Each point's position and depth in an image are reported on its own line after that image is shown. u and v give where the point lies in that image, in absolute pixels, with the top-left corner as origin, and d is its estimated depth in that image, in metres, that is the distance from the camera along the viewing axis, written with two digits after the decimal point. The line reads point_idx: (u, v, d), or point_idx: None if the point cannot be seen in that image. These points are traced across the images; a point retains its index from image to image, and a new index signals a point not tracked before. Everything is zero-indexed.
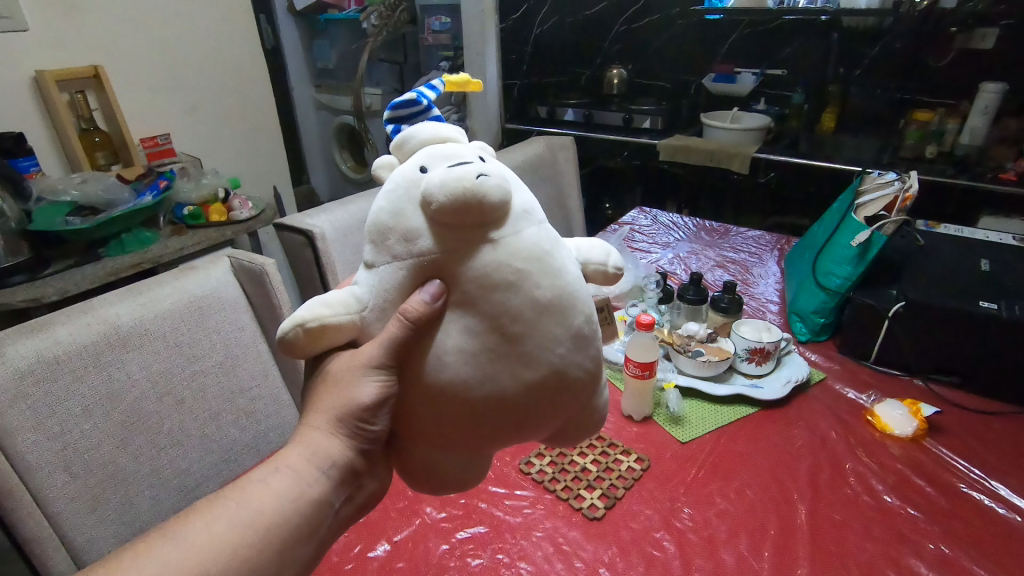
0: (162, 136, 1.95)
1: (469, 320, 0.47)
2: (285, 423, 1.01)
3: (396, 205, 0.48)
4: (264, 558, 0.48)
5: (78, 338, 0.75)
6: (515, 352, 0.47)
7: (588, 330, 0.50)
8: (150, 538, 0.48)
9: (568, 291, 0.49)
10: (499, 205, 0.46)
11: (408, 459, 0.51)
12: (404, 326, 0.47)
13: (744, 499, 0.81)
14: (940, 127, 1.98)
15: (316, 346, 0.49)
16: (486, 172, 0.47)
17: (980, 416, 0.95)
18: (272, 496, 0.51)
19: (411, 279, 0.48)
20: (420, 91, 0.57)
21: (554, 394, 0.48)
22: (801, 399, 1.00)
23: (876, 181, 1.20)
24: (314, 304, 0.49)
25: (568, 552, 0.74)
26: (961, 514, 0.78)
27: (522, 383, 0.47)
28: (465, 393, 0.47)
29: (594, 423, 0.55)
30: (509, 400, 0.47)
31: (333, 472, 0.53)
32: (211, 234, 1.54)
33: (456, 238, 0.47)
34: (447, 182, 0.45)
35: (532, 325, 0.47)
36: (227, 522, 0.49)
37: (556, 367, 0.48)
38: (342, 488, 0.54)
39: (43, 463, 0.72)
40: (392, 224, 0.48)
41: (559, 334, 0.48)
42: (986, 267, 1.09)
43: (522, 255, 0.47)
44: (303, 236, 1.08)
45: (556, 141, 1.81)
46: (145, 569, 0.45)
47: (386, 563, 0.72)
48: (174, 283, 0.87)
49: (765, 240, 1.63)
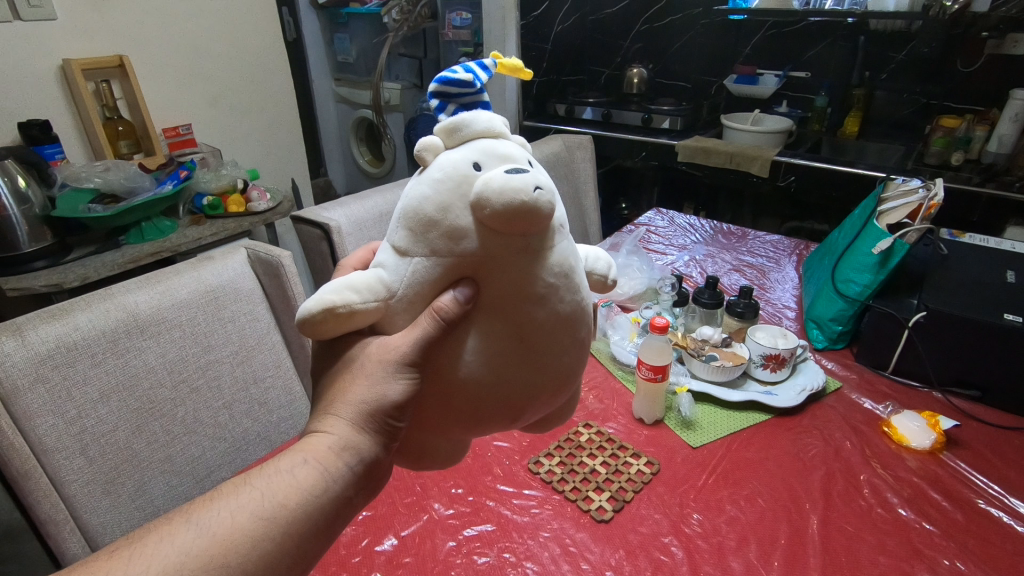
0: (184, 126, 1.98)
1: (494, 325, 0.48)
2: (297, 414, 1.01)
3: (444, 199, 0.47)
4: (284, 554, 0.46)
5: (96, 324, 0.77)
6: (532, 359, 0.49)
7: (588, 340, 0.54)
8: (169, 525, 0.46)
9: (582, 307, 0.52)
10: (547, 221, 0.47)
11: (408, 444, 0.52)
12: (435, 325, 0.47)
13: (755, 507, 0.80)
14: (968, 134, 1.91)
15: (341, 328, 0.48)
16: (541, 185, 0.47)
17: (1000, 431, 0.93)
18: (296, 490, 0.48)
19: (445, 276, 0.48)
20: (473, 69, 0.52)
21: (552, 394, 0.51)
22: (816, 407, 0.99)
23: (900, 188, 1.18)
24: (342, 287, 0.47)
25: (575, 554, 0.74)
26: (978, 530, 0.76)
27: (531, 387, 0.49)
28: (481, 392, 0.48)
29: (565, 414, 0.59)
30: (517, 401, 0.49)
31: (359, 469, 0.50)
32: (230, 224, 1.56)
33: (499, 243, 0.47)
34: (506, 190, 0.45)
35: (551, 337, 0.49)
36: (249, 514, 0.46)
37: (561, 374, 0.51)
38: (362, 485, 0.51)
39: (60, 446, 0.73)
40: (437, 219, 0.47)
41: (568, 344, 0.50)
42: (1012, 279, 1.06)
43: (553, 269, 0.49)
44: (319, 230, 1.09)
45: (573, 140, 1.80)
46: (168, 559, 0.44)
47: (393, 558, 0.72)
48: (191, 273, 0.88)
49: (783, 245, 1.61)
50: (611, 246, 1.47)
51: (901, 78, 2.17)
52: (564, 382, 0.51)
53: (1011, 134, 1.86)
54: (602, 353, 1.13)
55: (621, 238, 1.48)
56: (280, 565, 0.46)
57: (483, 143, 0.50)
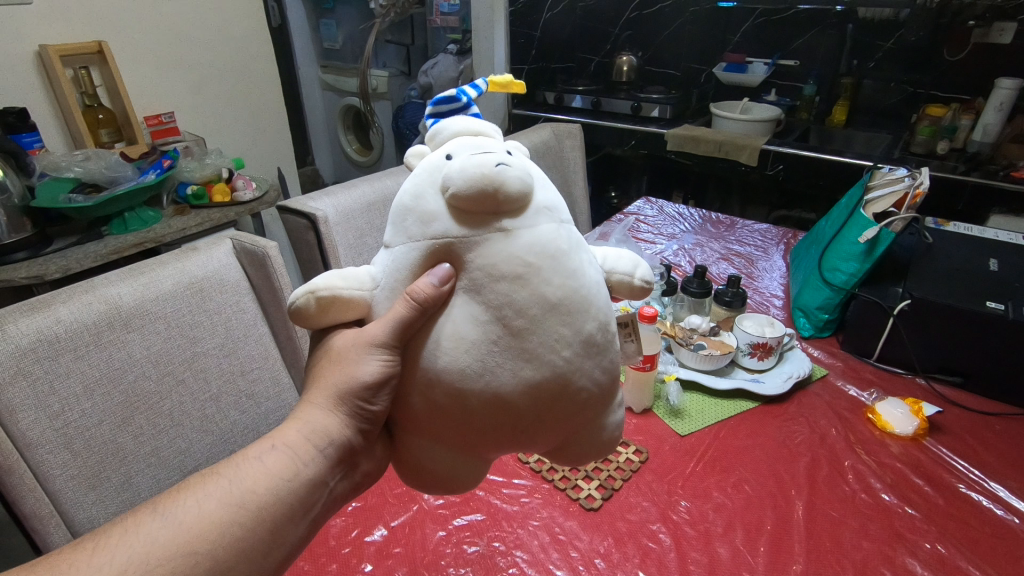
0: (166, 114, 1.94)
1: (473, 309, 0.46)
2: (286, 406, 1.01)
3: (419, 188, 0.49)
4: (257, 538, 0.47)
5: (78, 317, 0.75)
6: (516, 348, 0.45)
7: (601, 338, 0.48)
8: (135, 516, 0.46)
9: (580, 294, 0.47)
10: (518, 197, 0.47)
11: (409, 457, 0.50)
12: (410, 308, 0.46)
13: (741, 494, 0.81)
14: (953, 123, 1.93)
15: (324, 317, 0.50)
16: (511, 165, 0.47)
17: (982, 417, 0.94)
18: (267, 475, 0.50)
19: (424, 261, 0.48)
20: (461, 88, 0.56)
21: (555, 401, 0.46)
22: (802, 395, 1.00)
23: (886, 177, 1.18)
24: (329, 275, 0.50)
25: (564, 542, 0.74)
26: (958, 514, 0.78)
27: (522, 383, 0.45)
28: (463, 385, 0.45)
29: (600, 450, 0.52)
30: (507, 400, 0.45)
31: (331, 451, 0.53)
32: (214, 214, 1.53)
33: (471, 223, 0.47)
34: (467, 168, 0.46)
35: (536, 323, 0.45)
36: (217, 501, 0.47)
37: (559, 372, 0.45)
38: (337, 468, 0.53)
39: (43, 440, 0.72)
40: (411, 207, 0.49)
41: (566, 335, 0.46)
42: (994, 267, 1.08)
43: (534, 249, 0.46)
44: (306, 221, 1.07)
45: (563, 129, 1.79)
46: (133, 549, 0.44)
47: (383, 548, 0.73)
48: (176, 264, 0.87)
49: (771, 234, 1.62)
50: (600, 236, 1.46)
51: (888, 67, 2.18)
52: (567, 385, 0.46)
53: (996, 123, 1.88)
54: None
55: (611, 228, 1.48)
56: (253, 550, 0.47)
57: (460, 138, 0.52)
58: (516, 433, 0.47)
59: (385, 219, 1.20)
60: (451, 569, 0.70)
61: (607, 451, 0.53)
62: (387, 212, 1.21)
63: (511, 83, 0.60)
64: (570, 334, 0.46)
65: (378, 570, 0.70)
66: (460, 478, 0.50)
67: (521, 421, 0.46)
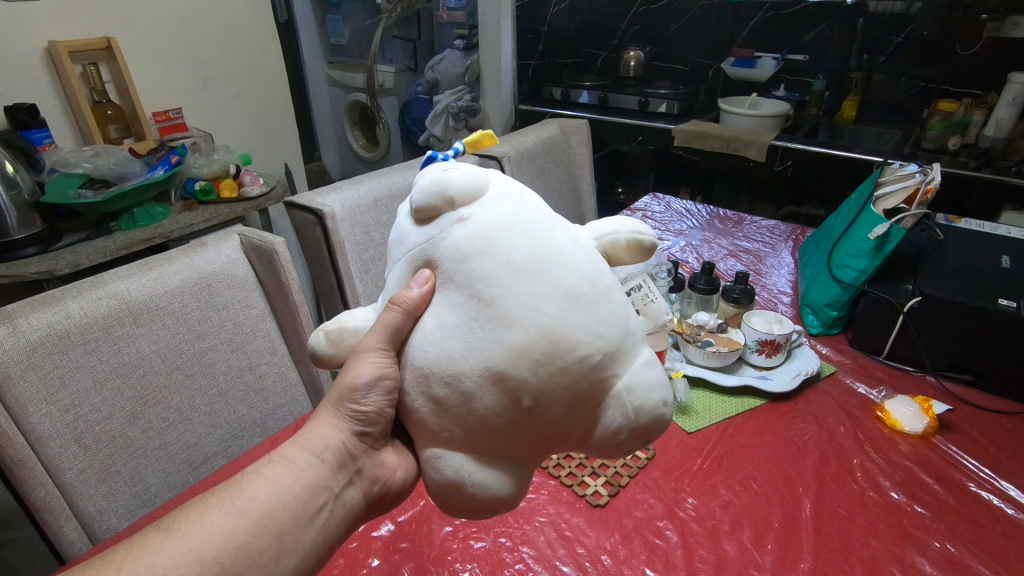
0: (174, 110, 1.94)
1: (452, 294, 0.46)
2: (293, 400, 1.01)
3: (396, 224, 0.54)
4: (261, 542, 0.49)
5: (88, 312, 0.76)
6: (493, 310, 0.44)
7: (590, 292, 0.46)
8: (140, 533, 0.48)
9: (550, 253, 0.46)
10: (472, 190, 0.49)
11: (428, 477, 0.48)
12: (397, 313, 0.48)
13: (749, 491, 0.81)
14: (965, 118, 1.91)
15: (338, 354, 0.55)
16: (458, 170, 0.51)
17: (993, 415, 0.94)
18: (266, 483, 0.52)
19: (406, 273, 0.50)
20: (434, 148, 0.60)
21: (547, 366, 0.43)
22: (810, 392, 1.00)
23: (897, 173, 1.17)
24: (339, 318, 0.56)
25: (570, 538, 0.74)
26: (968, 513, 0.77)
27: (508, 352, 0.43)
28: (451, 365, 0.45)
29: (639, 418, 0.46)
30: (494, 375, 0.44)
31: (328, 456, 0.55)
32: (223, 210, 1.54)
33: (435, 224, 0.49)
34: (420, 183, 0.50)
35: (509, 288, 0.44)
36: (218, 511, 0.49)
37: (545, 330, 0.44)
38: (340, 473, 0.55)
39: (54, 434, 0.73)
40: (392, 241, 0.53)
41: (546, 296, 0.44)
42: (1007, 264, 1.06)
43: (494, 222, 0.47)
44: (313, 216, 1.07)
45: (570, 125, 1.79)
46: (138, 560, 0.45)
47: (390, 543, 0.73)
48: (184, 260, 0.87)
49: (779, 230, 1.61)
50: None
51: (899, 62, 2.15)
52: (556, 342, 0.43)
53: (1009, 118, 1.83)
54: None
55: None
56: (258, 556, 0.48)
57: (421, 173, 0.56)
58: (524, 410, 0.45)
59: (392, 215, 1.20)
60: (457, 564, 0.71)
61: (648, 420, 0.47)
62: (393, 208, 1.21)
63: (483, 138, 0.61)
64: (553, 294, 0.44)
65: (385, 565, 0.70)
66: (487, 482, 0.46)
67: (524, 394, 0.44)
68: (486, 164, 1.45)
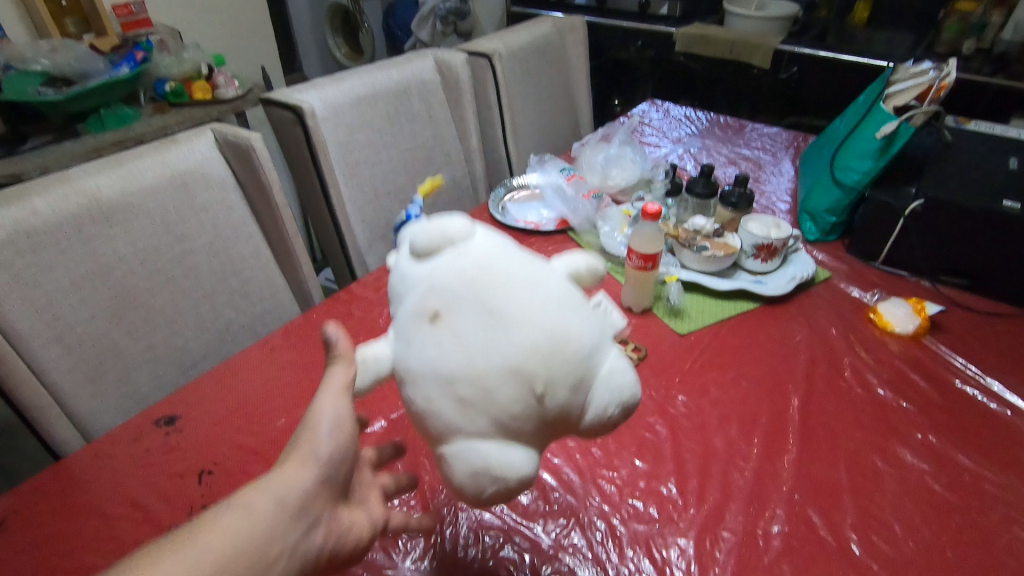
0: (137, 5, 1.79)
1: (460, 297, 0.43)
2: (281, 306, 1.00)
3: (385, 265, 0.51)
4: None
5: (57, 209, 0.72)
6: (516, 403, 0.42)
7: (575, 300, 0.46)
8: None
9: (544, 279, 0.45)
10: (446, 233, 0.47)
11: (445, 471, 0.44)
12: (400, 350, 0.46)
13: (738, 388, 0.81)
14: (982, 20, 1.80)
15: (300, 455, 0.50)
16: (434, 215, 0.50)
17: (983, 317, 0.94)
18: (216, 534, 0.44)
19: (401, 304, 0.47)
20: None
21: (551, 352, 0.42)
22: (804, 296, 0.99)
23: (910, 71, 1.11)
24: (302, 430, 0.50)
25: (562, 433, 0.75)
26: (952, 408, 0.78)
27: (514, 350, 0.41)
28: (459, 360, 0.42)
29: (613, 417, 0.46)
30: (502, 365, 0.41)
31: (291, 506, 0.48)
32: (197, 113, 1.46)
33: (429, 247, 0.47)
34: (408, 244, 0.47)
35: (509, 291, 0.43)
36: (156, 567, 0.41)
37: (558, 318, 0.43)
38: (303, 523, 0.48)
39: (35, 334, 0.71)
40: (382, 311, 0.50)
41: (543, 306, 0.43)
42: (1014, 166, 1.02)
43: (490, 252, 0.46)
44: (292, 113, 1.02)
45: (565, 23, 1.68)
46: None
47: (383, 438, 0.73)
48: (156, 156, 0.82)
49: (781, 137, 1.56)
50: (602, 137, 1.40)
51: None
52: (576, 329, 0.43)
53: None
54: (592, 246, 1.11)
55: (614, 129, 1.41)
56: None
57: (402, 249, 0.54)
58: (543, 393, 0.42)
59: (376, 115, 1.15)
60: None
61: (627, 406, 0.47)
62: (378, 108, 1.15)
63: None
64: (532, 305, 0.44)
65: (378, 458, 0.71)
66: (515, 460, 0.43)
67: (537, 379, 0.42)
68: (476, 63, 1.37)
